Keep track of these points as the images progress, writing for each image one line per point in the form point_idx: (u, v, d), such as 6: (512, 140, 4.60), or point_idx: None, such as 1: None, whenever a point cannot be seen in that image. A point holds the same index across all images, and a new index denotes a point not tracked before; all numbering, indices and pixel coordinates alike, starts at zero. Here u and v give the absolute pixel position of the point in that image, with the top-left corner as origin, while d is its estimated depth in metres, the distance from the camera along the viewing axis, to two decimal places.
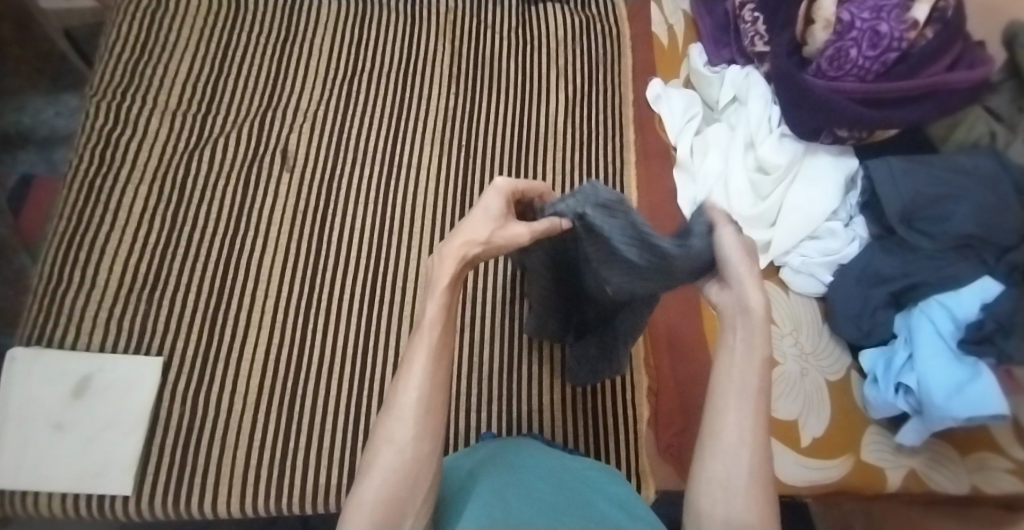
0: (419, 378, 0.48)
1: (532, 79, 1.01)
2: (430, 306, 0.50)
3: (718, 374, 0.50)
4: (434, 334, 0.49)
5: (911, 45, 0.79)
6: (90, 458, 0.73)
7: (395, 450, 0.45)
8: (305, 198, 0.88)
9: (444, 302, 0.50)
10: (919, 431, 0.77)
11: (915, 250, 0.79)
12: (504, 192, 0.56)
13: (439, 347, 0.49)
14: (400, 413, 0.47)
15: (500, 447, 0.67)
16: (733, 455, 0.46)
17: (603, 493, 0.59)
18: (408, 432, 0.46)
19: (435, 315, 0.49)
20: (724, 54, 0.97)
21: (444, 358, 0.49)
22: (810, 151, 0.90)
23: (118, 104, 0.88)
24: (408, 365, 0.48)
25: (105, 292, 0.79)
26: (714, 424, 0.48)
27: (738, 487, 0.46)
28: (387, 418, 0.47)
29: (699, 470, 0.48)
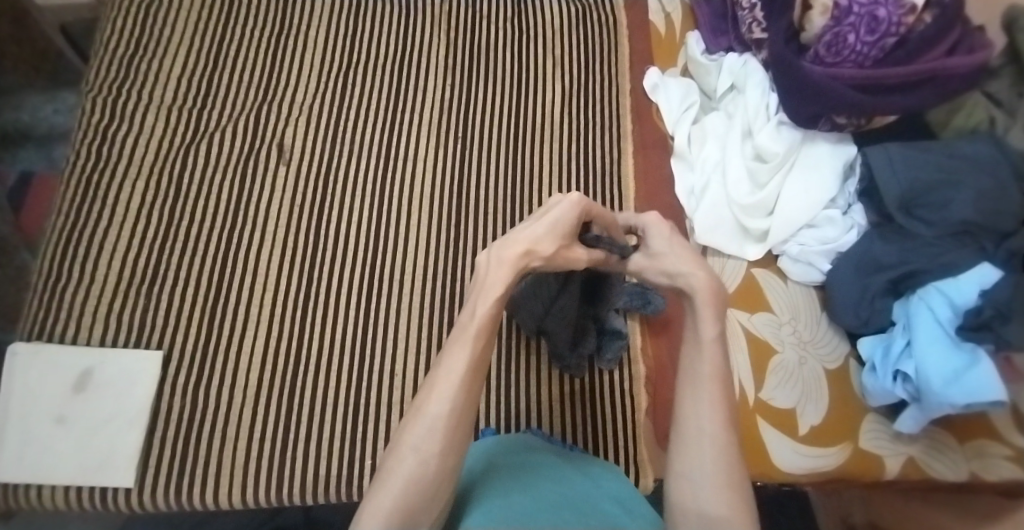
0: (453, 388, 0.51)
1: (529, 70, 1.01)
2: (476, 318, 0.53)
3: (683, 375, 0.57)
4: (474, 349, 0.52)
5: (908, 30, 0.78)
6: (93, 451, 0.73)
7: (422, 455, 0.49)
8: (302, 192, 0.88)
9: (491, 317, 0.53)
10: (918, 419, 0.77)
11: (914, 238, 0.79)
12: (579, 206, 0.56)
13: (474, 361, 0.52)
14: (432, 420, 0.50)
15: (504, 444, 0.66)
16: (698, 449, 0.53)
17: (599, 490, 0.61)
18: (435, 444, 0.49)
19: (479, 329, 0.52)
20: (722, 42, 0.96)
21: (478, 373, 0.52)
22: (809, 138, 0.89)
23: (113, 99, 0.88)
24: (444, 374, 0.51)
25: (104, 287, 0.80)
26: (680, 424, 0.55)
27: (704, 471, 0.52)
28: (416, 422, 0.50)
29: (672, 466, 0.54)
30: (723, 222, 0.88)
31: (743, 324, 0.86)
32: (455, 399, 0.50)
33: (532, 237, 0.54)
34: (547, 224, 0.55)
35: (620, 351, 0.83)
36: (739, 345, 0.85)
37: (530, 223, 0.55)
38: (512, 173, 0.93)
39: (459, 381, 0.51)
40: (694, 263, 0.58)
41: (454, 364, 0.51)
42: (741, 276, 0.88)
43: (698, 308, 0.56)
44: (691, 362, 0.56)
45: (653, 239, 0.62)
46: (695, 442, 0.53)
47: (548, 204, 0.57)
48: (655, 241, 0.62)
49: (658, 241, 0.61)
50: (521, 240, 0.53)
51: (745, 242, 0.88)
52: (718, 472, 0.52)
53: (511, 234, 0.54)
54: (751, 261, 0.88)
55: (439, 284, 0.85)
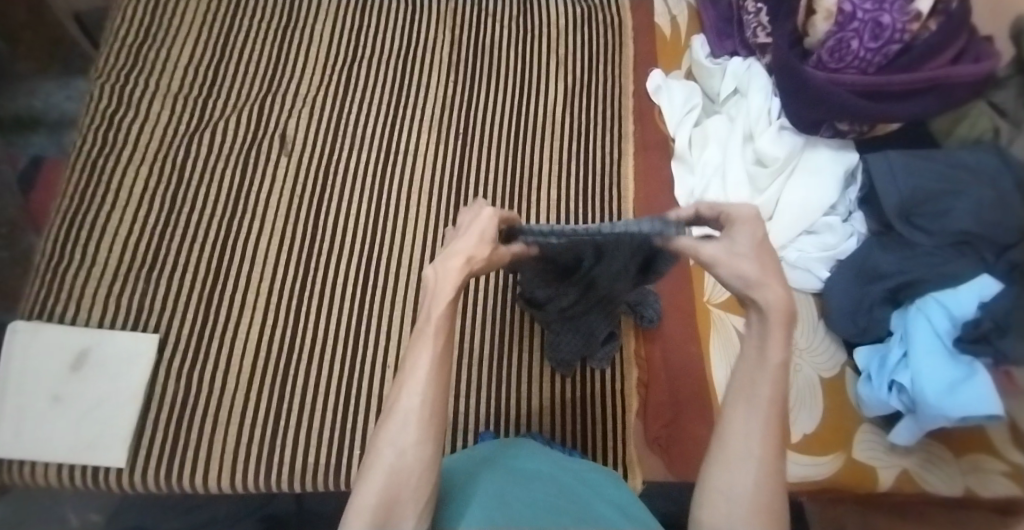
0: (420, 382, 0.47)
1: (532, 70, 1.01)
2: (434, 314, 0.50)
3: (734, 383, 0.49)
4: (438, 341, 0.49)
5: (914, 37, 0.77)
6: (86, 430, 0.74)
7: (398, 451, 0.46)
8: (302, 183, 0.89)
9: (449, 310, 0.50)
10: (913, 430, 0.76)
11: (913, 246, 0.78)
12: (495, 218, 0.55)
13: (440, 352, 0.49)
14: (402, 416, 0.46)
15: (496, 447, 0.66)
16: (739, 470, 0.46)
17: (599, 494, 0.59)
18: (410, 437, 0.46)
19: (439, 321, 0.49)
20: (726, 46, 0.96)
21: (446, 364, 0.49)
22: (810, 144, 0.89)
23: (121, 87, 0.90)
24: (409, 369, 0.48)
25: (105, 270, 0.81)
26: (723, 437, 0.47)
27: (742, 498, 0.45)
28: (388, 421, 0.47)
29: (706, 479, 0.47)
30: None
31: None
32: (424, 392, 0.47)
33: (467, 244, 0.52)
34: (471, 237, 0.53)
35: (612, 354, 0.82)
36: None
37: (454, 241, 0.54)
38: (512, 170, 0.93)
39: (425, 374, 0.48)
40: (776, 276, 0.48)
41: (419, 358, 0.48)
42: None
43: (767, 322, 0.47)
44: (748, 374, 0.48)
45: (737, 235, 0.50)
46: (737, 463, 0.46)
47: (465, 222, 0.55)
48: (740, 238, 0.50)
49: (738, 235, 0.50)
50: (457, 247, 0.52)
51: None
52: (761, 501, 0.45)
53: (443, 252, 0.53)
54: None
55: None
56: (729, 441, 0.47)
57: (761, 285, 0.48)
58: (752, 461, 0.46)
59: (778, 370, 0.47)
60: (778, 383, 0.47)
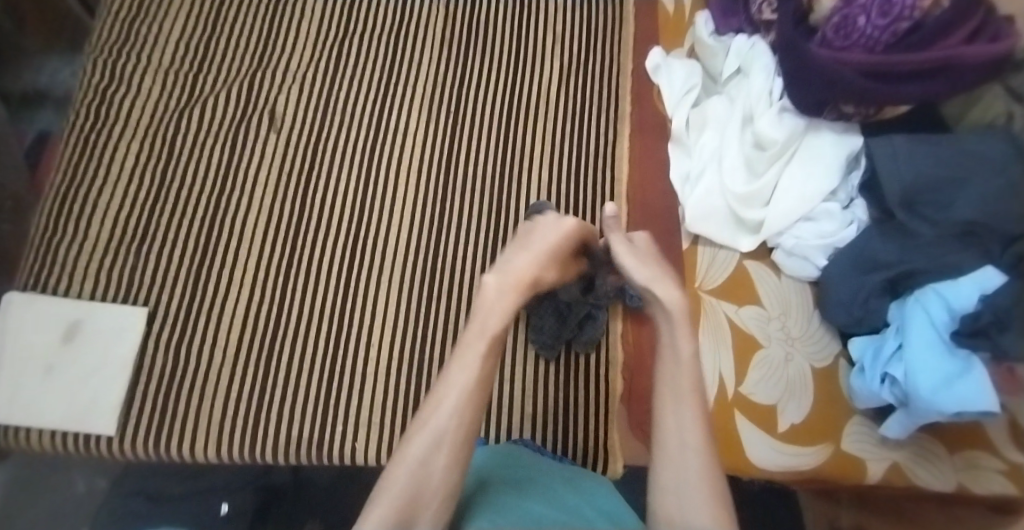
0: (455, 401, 0.50)
1: (529, 48, 0.99)
2: (484, 336, 0.52)
3: (662, 385, 0.55)
4: (482, 364, 0.51)
5: (925, 15, 0.73)
6: (77, 399, 0.76)
7: (423, 462, 0.47)
8: (291, 160, 0.89)
9: (496, 337, 0.53)
10: (904, 424, 0.74)
11: (915, 236, 0.75)
12: (570, 232, 0.64)
13: (480, 375, 0.51)
14: (436, 429, 0.48)
15: (498, 458, 0.65)
16: (686, 459, 0.50)
17: (590, 501, 0.61)
18: (444, 452, 0.48)
19: (488, 345, 0.52)
20: (732, 23, 0.92)
21: (485, 389, 0.52)
22: (813, 127, 0.85)
23: (114, 62, 0.90)
24: (454, 382, 0.50)
25: (96, 244, 0.82)
26: (664, 433, 0.52)
27: (691, 484, 0.49)
28: (421, 430, 0.49)
29: (655, 478, 0.51)
30: (717, 211, 0.85)
31: (728, 316, 0.83)
32: (460, 409, 0.49)
33: (534, 266, 0.59)
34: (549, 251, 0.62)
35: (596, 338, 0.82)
36: (724, 338, 0.82)
37: (525, 247, 0.61)
38: (504, 149, 0.92)
39: (466, 392, 0.50)
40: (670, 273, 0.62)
41: (462, 376, 0.51)
42: (729, 269, 0.86)
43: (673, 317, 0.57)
44: (670, 375, 0.55)
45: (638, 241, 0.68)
46: (682, 452, 0.50)
47: (545, 222, 0.65)
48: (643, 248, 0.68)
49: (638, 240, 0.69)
50: (525, 268, 0.58)
51: (738, 233, 0.86)
52: (706, 484, 0.49)
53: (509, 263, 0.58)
54: (743, 253, 0.86)
55: (421, 257, 0.85)
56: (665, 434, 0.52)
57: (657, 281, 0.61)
58: (691, 448, 0.51)
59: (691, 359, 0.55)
60: (693, 374, 0.54)
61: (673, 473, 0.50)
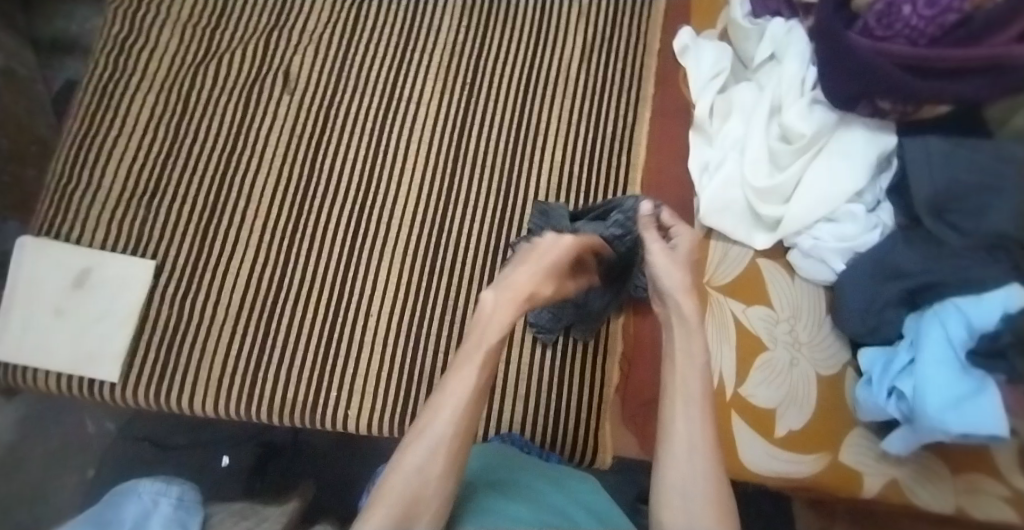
0: (452, 411, 0.56)
1: (554, 20, 0.95)
2: (479, 350, 0.59)
3: (671, 388, 0.59)
4: (476, 378, 0.58)
5: (976, 9, 0.67)
6: (83, 345, 0.78)
7: (418, 473, 0.53)
8: (303, 123, 0.88)
9: (490, 352, 0.59)
10: (908, 440, 0.71)
11: (941, 245, 0.71)
12: (569, 248, 0.66)
13: (475, 388, 0.57)
14: (434, 437, 0.54)
15: (487, 460, 0.66)
16: (690, 464, 0.54)
17: (575, 495, 0.63)
18: (438, 465, 0.54)
19: (480, 359, 0.58)
20: (771, 5, 0.87)
21: (479, 401, 0.57)
22: (845, 122, 0.80)
23: (134, 13, 0.90)
24: (449, 393, 0.57)
25: (110, 194, 0.83)
26: (670, 439, 0.56)
27: (696, 488, 0.53)
28: (419, 439, 0.55)
29: (661, 480, 0.55)
30: (734, 205, 0.82)
31: (734, 315, 0.81)
32: (452, 423, 0.55)
33: (532, 282, 0.63)
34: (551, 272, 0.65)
35: (594, 328, 0.81)
36: (727, 337, 0.81)
37: (521, 267, 0.65)
38: (518, 126, 0.89)
39: (459, 405, 0.56)
40: (686, 290, 0.62)
41: (457, 389, 0.57)
42: (741, 266, 0.83)
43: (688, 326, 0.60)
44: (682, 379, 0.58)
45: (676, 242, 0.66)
46: (686, 457, 0.54)
47: (535, 246, 0.67)
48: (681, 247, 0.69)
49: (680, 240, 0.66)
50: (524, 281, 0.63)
51: (754, 230, 0.83)
52: (710, 489, 0.53)
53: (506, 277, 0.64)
54: (758, 250, 0.83)
55: (426, 231, 0.84)
56: (671, 439, 0.56)
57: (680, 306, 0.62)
58: (696, 454, 0.55)
59: (698, 372, 0.58)
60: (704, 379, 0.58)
61: (679, 476, 0.54)
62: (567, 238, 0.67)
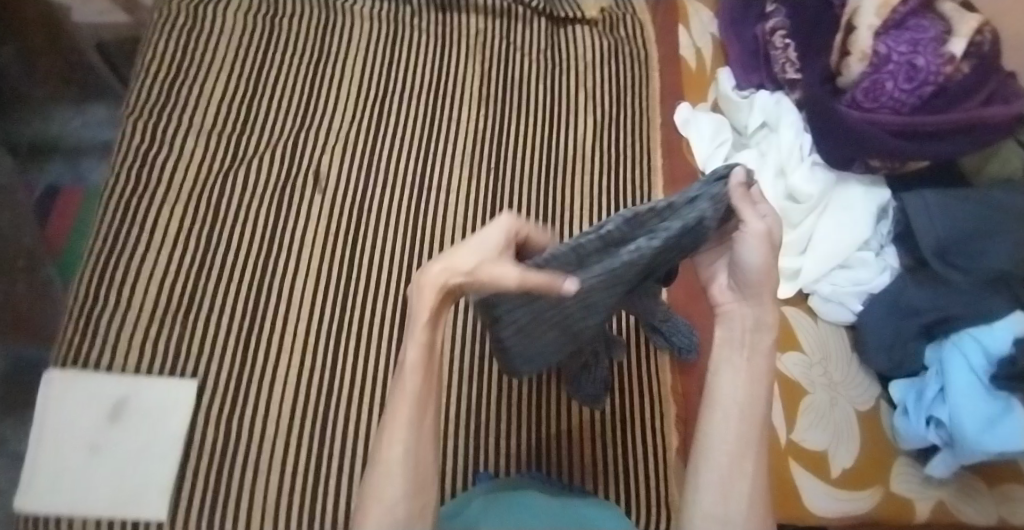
0: (405, 429, 0.46)
1: (561, 104, 1.02)
2: (408, 355, 0.46)
3: (724, 396, 0.49)
4: (416, 383, 0.46)
5: (948, 80, 0.78)
6: (125, 483, 0.73)
7: (387, 508, 0.45)
8: (337, 220, 0.89)
9: (423, 348, 0.45)
10: (949, 463, 0.76)
11: (947, 283, 0.79)
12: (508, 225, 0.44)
13: (421, 394, 0.46)
14: (391, 464, 0.46)
15: (490, 490, 0.63)
16: (738, 490, 0.47)
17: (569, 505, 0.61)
18: (400, 488, 0.45)
19: (413, 365, 0.45)
20: (753, 79, 0.97)
21: (428, 404, 0.47)
22: (842, 180, 0.90)
23: (152, 124, 0.91)
24: (393, 413, 0.46)
25: (141, 313, 0.80)
26: (717, 456, 0.48)
27: (740, 514, 0.47)
28: (377, 469, 0.46)
29: (698, 496, 0.48)
30: None
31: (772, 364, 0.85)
32: (407, 442, 0.46)
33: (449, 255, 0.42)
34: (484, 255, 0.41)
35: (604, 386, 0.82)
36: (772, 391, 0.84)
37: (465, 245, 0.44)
38: (543, 202, 0.93)
39: (407, 421, 0.46)
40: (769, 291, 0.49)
41: (400, 402, 0.46)
42: None
43: (763, 337, 0.50)
44: (739, 391, 0.49)
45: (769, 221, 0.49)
46: (735, 481, 0.47)
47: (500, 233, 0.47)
48: None
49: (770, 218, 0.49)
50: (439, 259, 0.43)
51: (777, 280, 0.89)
52: (756, 516, 0.47)
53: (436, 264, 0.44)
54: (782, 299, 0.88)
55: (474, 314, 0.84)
56: (720, 461, 0.48)
57: (753, 303, 0.50)
58: (743, 477, 0.47)
59: (761, 391, 0.49)
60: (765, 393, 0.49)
61: (722, 498, 0.47)
62: (508, 221, 0.43)
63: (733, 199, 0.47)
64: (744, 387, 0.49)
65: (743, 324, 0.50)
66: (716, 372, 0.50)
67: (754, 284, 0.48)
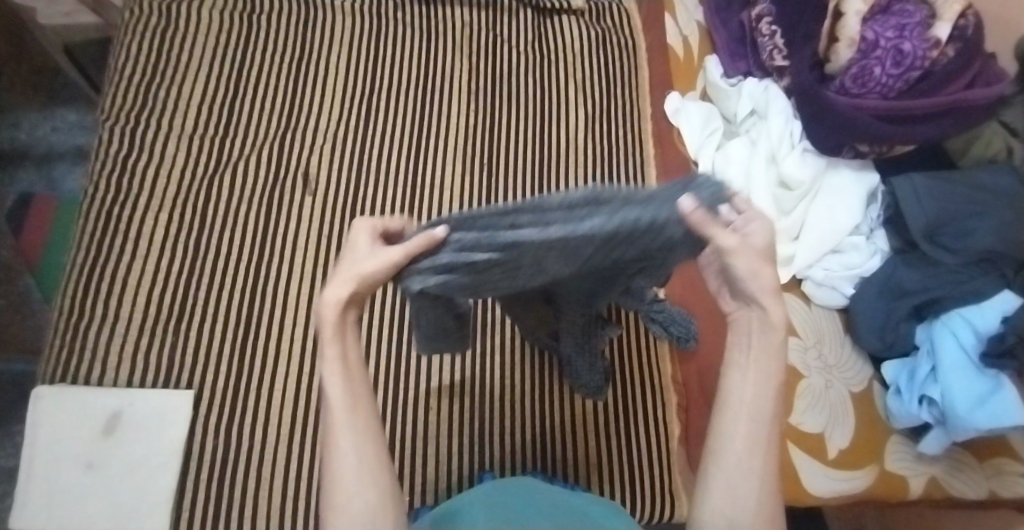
0: (349, 431, 0.44)
1: (549, 96, 1.02)
2: (326, 362, 0.44)
3: (733, 395, 0.47)
4: (341, 385, 0.44)
5: (933, 64, 0.79)
6: (123, 499, 0.71)
7: (346, 506, 0.43)
8: (329, 221, 0.88)
9: (341, 350, 0.44)
10: (941, 440, 0.78)
11: (938, 265, 0.80)
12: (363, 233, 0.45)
13: (351, 392, 0.44)
14: (346, 467, 0.43)
15: (495, 488, 0.62)
16: (744, 490, 0.46)
17: (561, 500, 0.60)
18: (361, 490, 0.43)
19: (333, 369, 0.44)
20: (741, 66, 0.97)
21: (362, 401, 0.45)
22: (832, 165, 0.90)
23: (130, 128, 0.88)
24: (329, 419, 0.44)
25: (130, 325, 0.78)
26: (724, 457, 0.47)
27: (746, 516, 0.45)
28: (333, 481, 0.43)
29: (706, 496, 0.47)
30: None
31: None
32: (354, 441, 0.44)
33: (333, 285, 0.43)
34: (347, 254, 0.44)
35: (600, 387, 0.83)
36: None
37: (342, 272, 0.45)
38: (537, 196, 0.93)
39: (346, 423, 0.44)
40: (769, 296, 0.45)
41: (332, 408, 0.44)
42: None
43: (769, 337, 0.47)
44: (746, 390, 0.47)
45: (753, 229, 0.44)
46: (740, 481, 0.46)
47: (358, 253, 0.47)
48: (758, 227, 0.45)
49: (751, 228, 0.44)
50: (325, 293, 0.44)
51: None
52: (764, 518, 0.45)
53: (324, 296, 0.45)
54: None
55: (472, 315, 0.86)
56: (730, 458, 0.46)
57: (760, 308, 0.47)
58: (751, 479, 0.46)
59: (769, 390, 0.47)
60: (775, 394, 0.47)
61: (728, 499, 0.46)
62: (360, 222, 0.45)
63: (693, 224, 0.41)
64: (750, 387, 0.47)
65: (750, 328, 0.48)
66: (725, 374, 0.49)
67: (749, 296, 0.46)
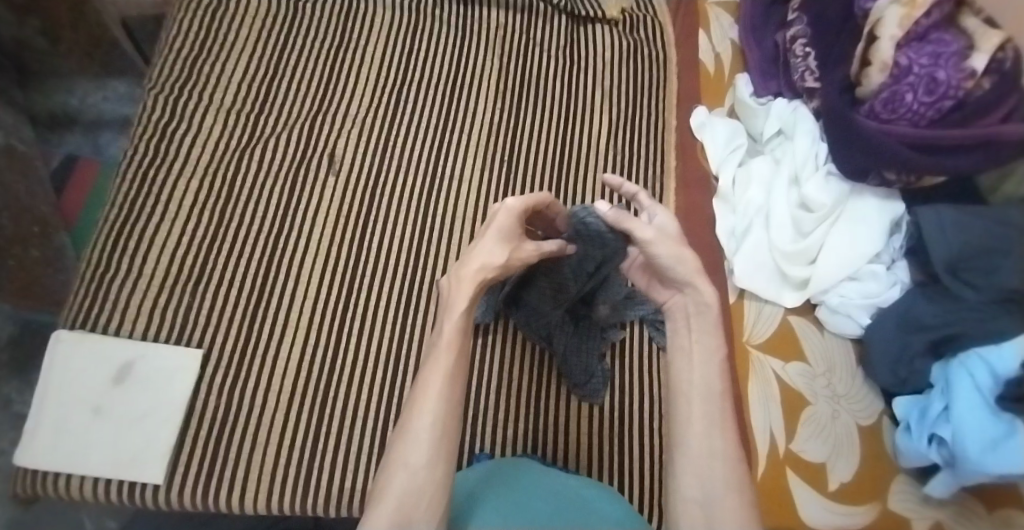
0: (438, 394, 0.46)
1: (577, 101, 1.03)
2: (444, 332, 0.50)
3: (684, 385, 0.49)
4: (448, 358, 0.48)
5: (968, 95, 0.76)
6: (124, 447, 0.74)
7: (407, 462, 0.44)
8: (349, 202, 0.90)
9: (458, 324, 0.50)
10: (949, 484, 0.74)
11: (958, 301, 0.75)
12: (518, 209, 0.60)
13: (452, 370, 0.48)
14: (423, 428, 0.45)
15: (495, 468, 0.62)
16: (710, 474, 0.45)
17: (578, 497, 0.57)
18: (423, 455, 0.44)
19: (449, 340, 0.49)
20: (771, 86, 0.97)
21: (459, 379, 0.48)
22: (857, 191, 0.88)
23: (174, 98, 0.93)
24: (423, 383, 0.47)
25: (151, 281, 0.82)
26: (685, 444, 0.47)
27: (716, 499, 0.44)
28: (403, 439, 0.45)
29: (676, 489, 0.46)
30: (765, 267, 0.88)
31: (776, 373, 0.84)
32: (438, 403, 0.46)
33: (483, 256, 0.55)
34: (487, 238, 0.57)
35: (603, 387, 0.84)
36: (774, 396, 0.83)
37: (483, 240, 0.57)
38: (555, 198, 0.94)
39: (438, 392, 0.46)
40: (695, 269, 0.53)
41: (432, 373, 0.48)
42: (775, 324, 0.87)
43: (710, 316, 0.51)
44: (694, 375, 0.49)
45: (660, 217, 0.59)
46: (705, 464, 0.45)
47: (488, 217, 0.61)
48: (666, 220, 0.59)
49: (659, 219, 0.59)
50: (470, 263, 0.54)
51: (783, 288, 0.88)
52: (735, 500, 0.44)
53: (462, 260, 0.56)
54: (787, 308, 0.88)
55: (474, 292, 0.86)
56: (689, 445, 0.46)
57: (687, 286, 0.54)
58: (716, 459, 0.46)
59: (716, 370, 0.49)
60: (720, 374, 0.49)
61: (698, 485, 0.45)
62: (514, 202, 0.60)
63: (616, 216, 0.57)
64: (698, 369, 0.49)
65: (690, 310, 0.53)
66: (673, 367, 0.51)
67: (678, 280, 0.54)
